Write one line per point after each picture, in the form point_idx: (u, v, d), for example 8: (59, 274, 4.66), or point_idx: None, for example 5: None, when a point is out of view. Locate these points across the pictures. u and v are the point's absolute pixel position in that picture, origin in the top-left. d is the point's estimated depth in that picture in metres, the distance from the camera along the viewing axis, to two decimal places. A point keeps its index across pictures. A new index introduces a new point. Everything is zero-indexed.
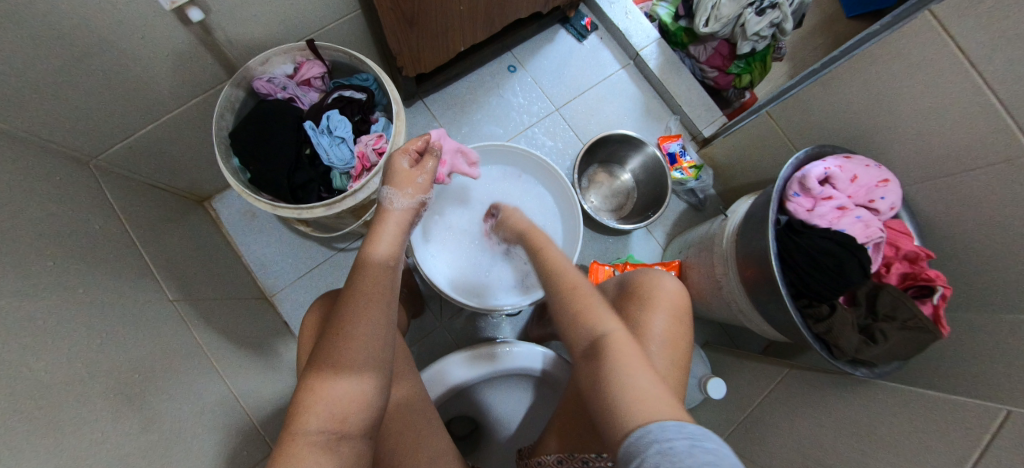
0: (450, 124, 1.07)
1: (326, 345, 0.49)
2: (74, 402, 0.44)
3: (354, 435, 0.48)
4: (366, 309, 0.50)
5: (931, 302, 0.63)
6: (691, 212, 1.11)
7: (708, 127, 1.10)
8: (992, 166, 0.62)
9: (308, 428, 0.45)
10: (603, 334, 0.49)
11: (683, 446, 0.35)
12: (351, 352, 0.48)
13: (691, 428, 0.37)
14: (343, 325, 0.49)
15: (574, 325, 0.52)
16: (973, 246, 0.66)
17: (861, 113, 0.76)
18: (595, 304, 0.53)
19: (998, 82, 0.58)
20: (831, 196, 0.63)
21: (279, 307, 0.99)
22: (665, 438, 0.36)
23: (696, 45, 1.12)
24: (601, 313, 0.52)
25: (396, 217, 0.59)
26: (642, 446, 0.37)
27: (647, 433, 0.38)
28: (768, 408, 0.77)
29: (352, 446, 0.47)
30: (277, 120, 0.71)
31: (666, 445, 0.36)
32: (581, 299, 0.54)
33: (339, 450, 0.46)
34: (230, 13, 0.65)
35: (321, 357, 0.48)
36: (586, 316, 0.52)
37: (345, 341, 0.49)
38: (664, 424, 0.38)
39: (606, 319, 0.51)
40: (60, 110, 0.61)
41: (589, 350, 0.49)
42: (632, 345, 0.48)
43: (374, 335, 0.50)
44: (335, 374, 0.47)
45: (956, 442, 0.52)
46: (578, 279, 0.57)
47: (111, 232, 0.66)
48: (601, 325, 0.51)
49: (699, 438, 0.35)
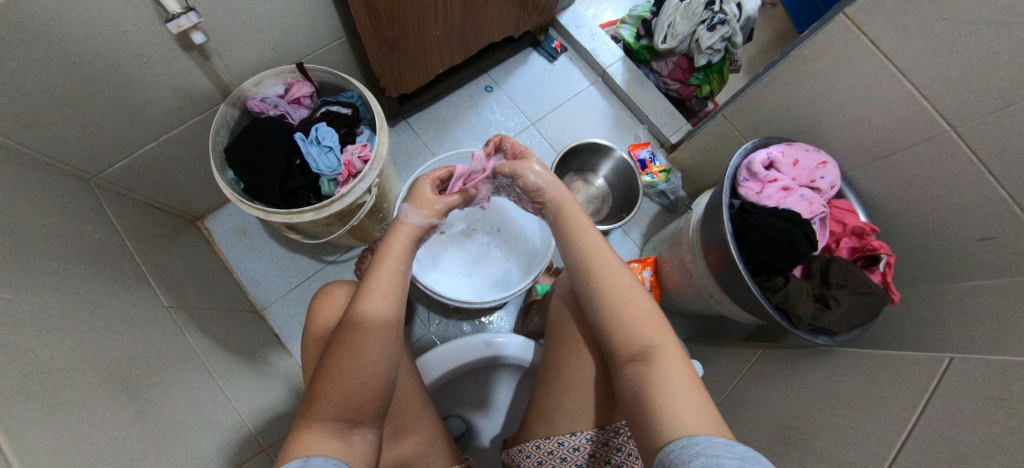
0: (433, 140, 1.14)
1: (343, 335, 0.54)
2: (73, 382, 0.47)
3: (365, 425, 0.53)
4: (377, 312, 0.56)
5: (880, 270, 0.72)
6: (664, 213, 1.17)
7: (674, 134, 1.19)
8: (918, 144, 0.71)
9: (324, 418, 0.49)
10: (657, 347, 0.48)
11: (732, 465, 0.35)
12: (365, 345, 0.53)
13: (741, 450, 0.37)
14: (360, 323, 0.54)
15: (625, 331, 0.50)
16: (917, 216, 0.75)
17: (802, 107, 0.84)
18: (649, 312, 0.52)
19: (910, 69, 0.68)
20: (775, 179, 0.75)
21: (270, 320, 1.02)
22: (713, 454, 0.36)
23: (658, 61, 1.22)
24: (655, 324, 0.51)
25: (407, 231, 0.64)
26: (686, 457, 0.38)
27: (693, 445, 0.38)
28: (746, 388, 0.82)
29: (362, 436, 0.52)
30: (267, 134, 0.76)
31: (714, 460, 0.36)
32: (631, 306, 0.52)
33: (353, 438, 0.50)
34: (226, 40, 0.73)
35: (337, 351, 0.53)
36: (642, 326, 0.50)
37: (361, 338, 0.53)
38: (712, 441, 0.38)
39: (661, 331, 0.50)
40: (67, 129, 0.67)
41: (640, 355, 0.49)
42: (682, 359, 0.48)
43: (384, 334, 0.55)
44: (352, 368, 0.51)
45: (904, 393, 0.57)
46: (628, 280, 0.54)
47: (109, 242, 0.71)
48: (654, 336, 0.49)
49: (749, 461, 0.36)
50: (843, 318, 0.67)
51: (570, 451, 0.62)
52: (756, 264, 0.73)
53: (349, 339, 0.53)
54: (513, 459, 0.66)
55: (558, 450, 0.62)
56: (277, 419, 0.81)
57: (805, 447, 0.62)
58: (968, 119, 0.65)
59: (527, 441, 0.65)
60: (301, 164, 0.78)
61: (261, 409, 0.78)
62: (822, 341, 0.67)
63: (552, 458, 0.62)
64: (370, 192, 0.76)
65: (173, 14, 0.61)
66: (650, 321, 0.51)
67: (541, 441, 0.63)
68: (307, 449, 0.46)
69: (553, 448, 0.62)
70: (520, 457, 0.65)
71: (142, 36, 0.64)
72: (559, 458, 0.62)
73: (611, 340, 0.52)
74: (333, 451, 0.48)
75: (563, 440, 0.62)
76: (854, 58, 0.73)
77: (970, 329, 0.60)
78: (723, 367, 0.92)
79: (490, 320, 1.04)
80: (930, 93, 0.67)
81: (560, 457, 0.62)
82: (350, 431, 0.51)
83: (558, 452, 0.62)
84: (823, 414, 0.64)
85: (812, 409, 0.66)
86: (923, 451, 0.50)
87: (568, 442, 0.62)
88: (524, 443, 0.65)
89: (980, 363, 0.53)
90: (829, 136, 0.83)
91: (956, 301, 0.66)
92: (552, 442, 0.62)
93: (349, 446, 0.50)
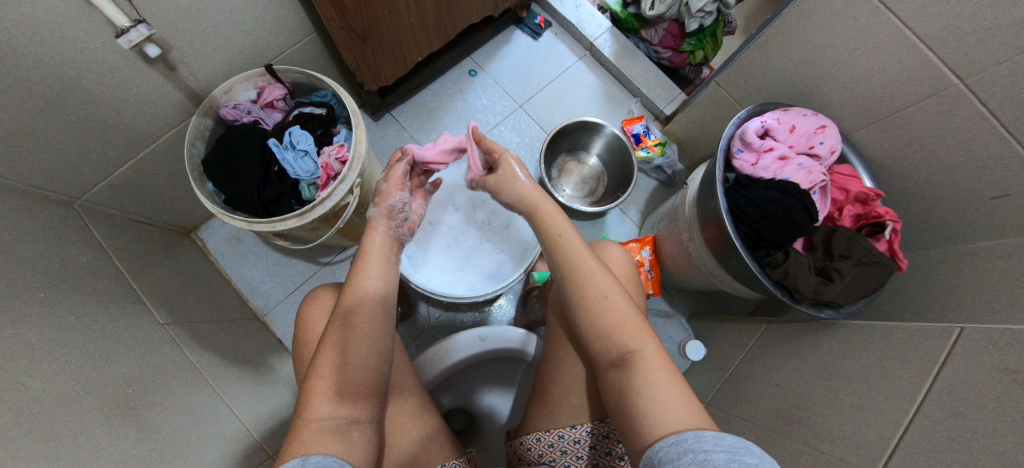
0: (419, 131, 1.12)
1: (336, 331, 0.52)
2: (71, 412, 0.47)
3: (364, 421, 0.50)
4: (368, 307, 0.54)
5: (885, 238, 0.69)
6: (661, 189, 1.14)
7: (668, 106, 1.14)
8: (924, 100, 0.67)
9: (321, 413, 0.47)
10: (639, 350, 0.49)
11: (721, 460, 0.35)
12: (358, 340, 0.51)
13: (730, 441, 0.37)
14: (353, 316, 0.53)
15: (604, 336, 0.51)
16: (920, 177, 0.71)
17: (799, 70, 0.80)
18: (629, 316, 0.51)
19: (912, 20, 0.63)
20: (771, 148, 0.72)
21: (272, 326, 1.03)
22: (703, 450, 0.36)
23: (647, 29, 1.17)
24: (636, 327, 0.51)
25: (382, 227, 0.62)
26: (676, 454, 0.37)
27: (682, 442, 0.38)
28: (751, 365, 0.80)
29: (362, 432, 0.49)
30: (243, 142, 0.75)
31: (703, 456, 0.36)
32: (611, 311, 0.52)
33: (351, 434, 0.48)
34: (190, 47, 0.71)
35: (332, 346, 0.51)
36: (623, 330, 0.50)
37: (353, 334, 0.52)
38: (701, 436, 0.38)
39: (641, 334, 0.50)
40: (43, 155, 0.65)
41: (619, 361, 0.49)
42: (666, 360, 0.48)
43: (375, 328, 0.53)
44: (346, 364, 0.50)
45: (917, 365, 0.55)
46: (609, 285, 0.54)
47: (100, 264, 0.71)
48: (635, 341, 0.50)
49: (739, 453, 0.35)
50: (848, 290, 0.65)
51: (570, 444, 0.61)
52: (755, 240, 0.71)
53: (343, 332, 0.52)
54: (516, 451, 0.67)
55: (558, 443, 0.62)
56: (284, 424, 0.82)
57: (811, 426, 0.61)
58: (977, 70, 0.60)
59: (528, 435, 0.65)
60: (279, 171, 0.77)
61: (266, 416, 0.79)
62: (826, 315, 0.65)
63: (552, 451, 0.62)
64: (352, 193, 0.74)
65: (122, 29, 0.59)
66: (627, 326, 0.51)
67: (542, 434, 0.63)
68: (305, 447, 0.43)
69: (554, 440, 0.62)
70: (523, 451, 0.65)
71: (103, 50, 0.62)
72: (560, 451, 0.62)
73: (591, 345, 0.52)
74: (332, 448, 0.45)
75: (563, 433, 0.62)
76: (853, 11, 0.68)
77: (982, 295, 0.57)
78: (728, 343, 0.90)
79: (492, 310, 1.04)
80: (935, 44, 0.62)
81: (560, 450, 0.62)
82: (348, 426, 0.48)
83: (558, 445, 0.62)
84: (830, 390, 0.62)
85: (818, 386, 0.64)
86: (933, 428, 0.48)
87: (568, 435, 0.62)
88: (526, 436, 0.65)
89: (991, 332, 0.51)
90: (827, 98, 0.79)
91: (963, 264, 0.64)
92: (552, 435, 0.62)
93: (349, 442, 0.47)
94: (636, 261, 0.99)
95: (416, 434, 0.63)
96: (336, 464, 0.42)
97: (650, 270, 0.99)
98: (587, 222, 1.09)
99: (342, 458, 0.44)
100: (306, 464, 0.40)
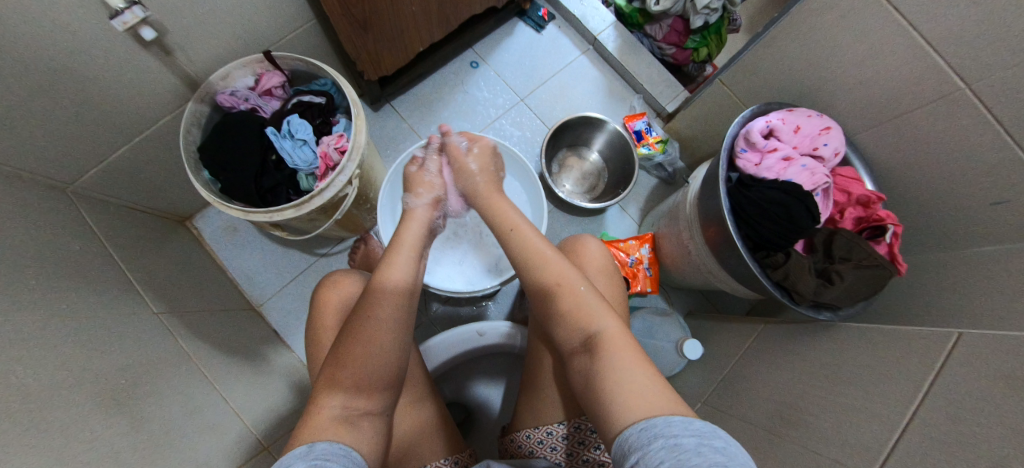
0: (419, 123, 1.10)
1: (354, 322, 0.52)
2: (63, 402, 0.46)
3: (375, 412, 0.50)
4: (395, 299, 0.55)
5: (886, 241, 0.70)
6: (662, 186, 1.14)
7: (671, 103, 1.14)
8: (929, 104, 0.67)
9: (332, 403, 0.47)
10: (601, 331, 0.50)
11: (691, 444, 0.34)
12: (379, 329, 0.52)
13: (698, 425, 0.37)
14: (377, 306, 0.53)
15: (567, 322, 0.53)
16: (923, 182, 0.71)
17: (804, 70, 0.79)
18: (588, 300, 0.53)
19: (921, 22, 0.62)
20: (775, 148, 0.71)
21: (267, 316, 1.03)
22: (671, 435, 0.36)
23: (651, 25, 1.16)
24: (596, 309, 0.52)
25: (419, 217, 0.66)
26: (644, 440, 0.37)
27: (651, 428, 0.38)
28: (747, 365, 0.80)
29: (372, 422, 0.49)
30: (241, 130, 0.74)
31: (672, 441, 0.35)
32: (569, 295, 0.54)
33: (362, 425, 0.47)
34: (187, 31, 0.69)
35: (350, 335, 0.51)
36: (583, 313, 0.52)
37: (374, 322, 0.52)
38: (670, 421, 0.38)
39: (601, 316, 0.51)
40: (34, 139, 0.64)
41: (581, 345, 0.50)
42: (629, 339, 0.49)
43: (397, 321, 0.53)
44: (366, 352, 0.50)
45: (914, 368, 0.55)
46: (564, 274, 0.56)
47: (93, 252, 0.69)
48: (597, 322, 0.51)
49: (708, 437, 0.35)
50: (847, 292, 0.65)
51: (559, 440, 0.61)
52: (756, 241, 0.71)
53: (362, 323, 0.52)
54: (509, 448, 0.66)
55: (548, 439, 0.61)
56: (279, 416, 0.81)
57: (807, 426, 0.61)
58: (983, 75, 0.60)
59: (519, 432, 0.65)
60: (277, 160, 0.76)
61: (262, 407, 0.79)
62: (825, 317, 0.65)
63: (542, 448, 0.61)
64: (351, 184, 0.73)
65: (117, 10, 0.57)
66: (587, 308, 0.52)
67: (531, 431, 0.63)
68: (314, 433, 0.43)
69: (543, 437, 0.62)
70: (515, 447, 0.64)
71: (96, 32, 0.60)
72: (549, 447, 0.61)
73: (556, 331, 0.54)
74: (343, 436, 0.44)
75: (551, 430, 0.61)
76: (861, 12, 0.67)
77: (979, 300, 0.57)
78: (725, 342, 0.91)
79: (489, 304, 1.03)
80: (942, 48, 0.62)
81: (550, 446, 0.61)
82: (358, 416, 0.47)
83: (548, 442, 0.61)
84: (826, 391, 0.63)
85: (814, 387, 0.65)
86: (929, 433, 0.48)
87: (557, 431, 0.61)
88: (517, 433, 0.65)
89: (988, 338, 0.51)
90: (832, 101, 0.79)
91: (962, 268, 0.64)
92: (541, 432, 0.62)
93: (359, 432, 0.46)
94: (635, 259, 0.98)
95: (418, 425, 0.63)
96: (344, 453, 0.42)
97: (649, 268, 0.99)
98: (587, 218, 1.09)
99: (351, 446, 0.43)
100: (313, 451, 0.40)
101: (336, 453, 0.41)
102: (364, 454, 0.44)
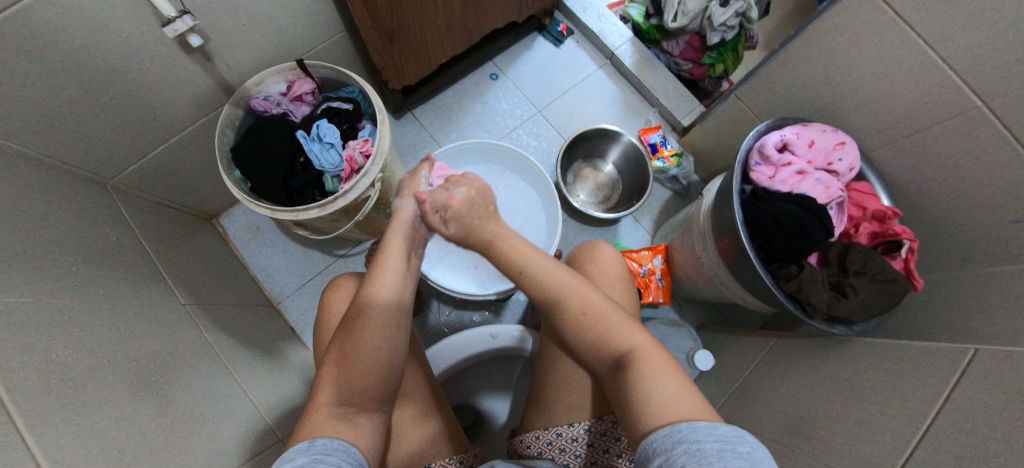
0: (439, 131, 1.14)
1: (349, 325, 0.54)
2: (97, 381, 0.49)
3: (372, 410, 0.51)
4: (386, 304, 0.56)
5: (902, 257, 0.70)
6: (676, 199, 1.15)
7: (686, 117, 1.15)
8: (946, 122, 0.67)
9: (328, 401, 0.48)
10: (631, 348, 0.50)
11: (714, 449, 0.36)
12: (369, 330, 0.53)
13: (723, 431, 0.38)
14: (366, 312, 0.55)
15: (598, 344, 0.53)
16: (941, 200, 0.71)
17: (820, 87, 0.81)
18: (615, 318, 0.54)
19: (937, 41, 0.63)
20: (790, 162, 0.72)
21: (285, 314, 1.06)
22: (695, 439, 0.37)
23: (668, 41, 1.18)
24: (623, 328, 0.53)
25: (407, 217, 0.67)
26: (669, 444, 0.38)
27: (676, 432, 0.39)
28: (759, 379, 0.80)
29: (369, 419, 0.50)
30: (272, 133, 0.78)
31: (696, 446, 0.36)
32: (596, 318, 0.54)
33: (357, 421, 0.48)
34: (227, 40, 0.74)
35: (344, 338, 0.53)
36: (611, 333, 0.53)
37: (365, 325, 0.53)
38: (694, 425, 0.39)
39: (630, 332, 0.52)
40: (79, 136, 0.68)
41: (616, 364, 0.51)
42: (660, 352, 0.49)
43: (387, 323, 0.55)
44: (355, 354, 0.51)
45: (926, 385, 0.55)
46: (590, 296, 0.56)
47: (127, 243, 0.73)
48: (626, 340, 0.52)
49: (732, 443, 0.36)
50: (861, 306, 0.65)
51: (568, 442, 0.62)
52: (769, 252, 0.72)
53: (356, 325, 0.54)
54: (517, 449, 0.67)
55: (557, 440, 0.62)
56: (294, 410, 0.83)
57: (818, 440, 0.61)
58: (1000, 93, 0.60)
59: (529, 432, 0.66)
60: (305, 162, 0.80)
61: (277, 401, 0.81)
62: (838, 331, 0.65)
63: (551, 449, 0.62)
64: (374, 187, 0.76)
65: (169, 18, 0.62)
66: (617, 327, 0.53)
67: (541, 432, 0.64)
68: (312, 431, 0.45)
69: (553, 438, 0.63)
70: (522, 448, 0.65)
71: (146, 39, 0.65)
72: (558, 449, 0.62)
73: (589, 358, 0.54)
74: (339, 432, 0.46)
75: (561, 431, 0.62)
76: (877, 31, 0.68)
77: (999, 317, 0.56)
78: (738, 356, 0.90)
79: (502, 310, 1.05)
80: (959, 66, 0.63)
81: (559, 448, 0.62)
82: (354, 413, 0.49)
83: (557, 443, 0.62)
84: (838, 405, 0.62)
85: (827, 402, 0.64)
86: (941, 447, 0.48)
87: (567, 433, 0.62)
88: (526, 434, 0.66)
89: (1006, 355, 0.50)
90: (850, 117, 0.79)
91: (981, 286, 0.63)
92: (551, 433, 0.63)
93: (356, 428, 0.48)
94: (647, 270, 1.00)
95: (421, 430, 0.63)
96: (343, 448, 0.44)
97: (661, 279, 1.00)
98: (601, 228, 1.10)
99: (349, 442, 0.45)
100: (312, 447, 0.41)
101: (333, 448, 0.42)
102: (362, 449, 0.46)
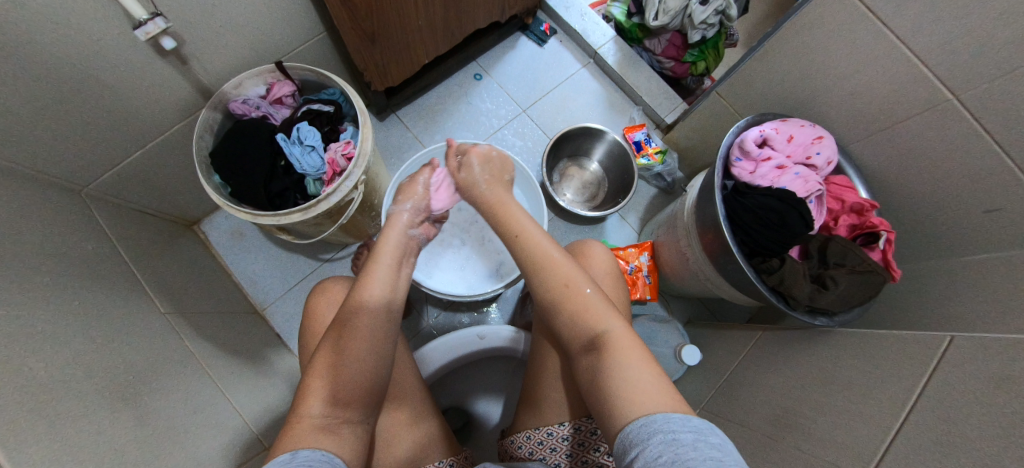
0: (423, 132, 1.13)
1: (335, 332, 0.53)
2: (73, 394, 0.47)
3: (356, 420, 0.50)
4: (373, 309, 0.55)
5: (880, 248, 0.71)
6: (662, 196, 1.16)
7: (670, 115, 1.17)
8: (919, 115, 0.69)
9: (313, 411, 0.47)
10: (608, 330, 0.50)
11: (688, 439, 0.36)
12: (357, 337, 0.52)
13: (696, 422, 0.38)
14: (353, 318, 0.54)
15: (573, 322, 0.53)
16: (916, 192, 0.73)
17: (797, 84, 0.82)
18: (594, 300, 0.54)
19: (909, 37, 0.65)
20: (769, 157, 0.73)
21: (271, 321, 1.04)
22: (670, 430, 0.37)
23: (650, 39, 1.19)
24: (602, 311, 0.53)
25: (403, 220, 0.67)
26: (645, 435, 0.38)
27: (651, 423, 0.39)
28: (745, 372, 0.81)
29: (353, 430, 0.49)
30: (252, 137, 0.77)
31: (671, 436, 0.37)
32: (577, 297, 0.54)
33: (342, 432, 0.48)
34: (203, 42, 0.73)
35: (331, 345, 0.52)
36: (589, 313, 0.52)
37: (352, 332, 0.53)
38: (669, 417, 0.39)
39: (608, 316, 0.52)
40: (50, 143, 0.66)
41: (590, 345, 0.51)
42: (635, 339, 0.50)
43: (375, 330, 0.54)
44: (341, 362, 0.51)
45: (905, 372, 0.56)
46: (572, 273, 0.56)
47: (104, 252, 0.71)
48: (603, 322, 0.51)
49: (704, 433, 0.37)
50: (842, 297, 0.67)
51: (559, 441, 0.62)
52: (752, 247, 0.72)
53: (343, 331, 0.53)
54: (508, 450, 0.67)
55: (547, 440, 0.62)
56: (281, 417, 0.82)
57: (802, 430, 0.61)
58: (970, 86, 0.62)
59: (518, 433, 0.66)
60: (286, 165, 0.79)
61: (264, 409, 0.79)
62: (820, 322, 0.66)
63: (541, 449, 0.62)
64: (357, 189, 0.75)
65: (140, 21, 0.60)
66: (598, 309, 0.53)
67: (531, 432, 0.64)
68: (296, 443, 0.44)
69: (543, 438, 0.63)
70: (513, 449, 0.65)
71: (119, 42, 0.63)
72: (549, 449, 0.62)
73: (564, 334, 0.54)
74: (323, 444, 0.45)
75: (551, 431, 0.62)
76: (851, 27, 0.70)
77: (974, 306, 0.58)
78: (724, 349, 0.91)
79: (490, 311, 1.05)
80: (931, 61, 0.64)
81: (550, 447, 0.62)
82: (339, 424, 0.48)
83: (547, 442, 0.62)
84: (821, 395, 0.63)
85: (810, 392, 0.65)
86: (921, 433, 0.49)
87: (556, 432, 0.62)
88: (516, 434, 0.66)
89: (982, 341, 0.52)
90: (827, 112, 0.81)
91: (957, 275, 0.65)
92: (541, 433, 0.63)
93: (339, 439, 0.47)
94: (634, 266, 1.01)
95: (411, 435, 0.63)
96: (327, 459, 0.43)
97: (648, 276, 1.01)
98: (587, 226, 1.11)
99: (333, 453, 0.44)
100: (295, 460, 0.41)
101: (318, 460, 0.42)
102: (345, 460, 0.45)
